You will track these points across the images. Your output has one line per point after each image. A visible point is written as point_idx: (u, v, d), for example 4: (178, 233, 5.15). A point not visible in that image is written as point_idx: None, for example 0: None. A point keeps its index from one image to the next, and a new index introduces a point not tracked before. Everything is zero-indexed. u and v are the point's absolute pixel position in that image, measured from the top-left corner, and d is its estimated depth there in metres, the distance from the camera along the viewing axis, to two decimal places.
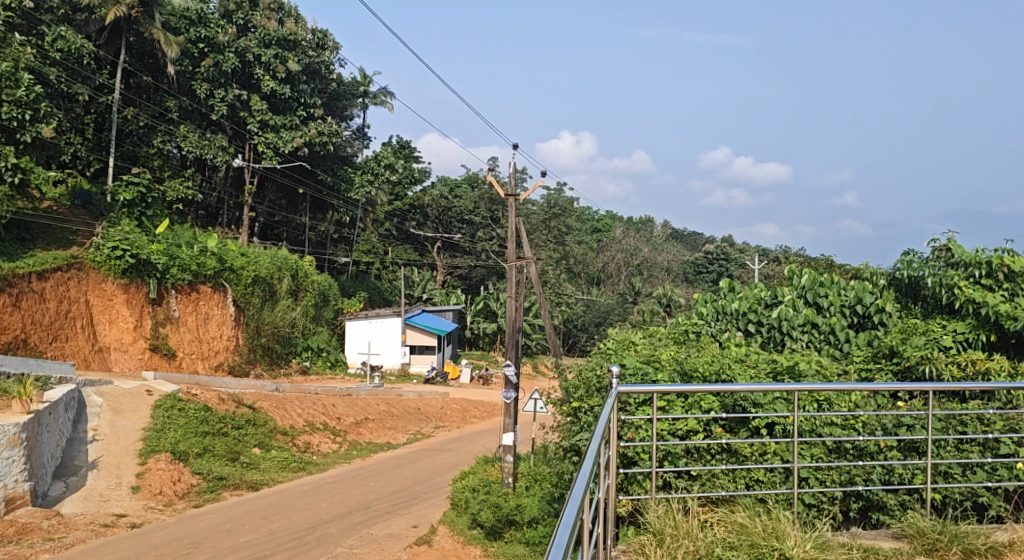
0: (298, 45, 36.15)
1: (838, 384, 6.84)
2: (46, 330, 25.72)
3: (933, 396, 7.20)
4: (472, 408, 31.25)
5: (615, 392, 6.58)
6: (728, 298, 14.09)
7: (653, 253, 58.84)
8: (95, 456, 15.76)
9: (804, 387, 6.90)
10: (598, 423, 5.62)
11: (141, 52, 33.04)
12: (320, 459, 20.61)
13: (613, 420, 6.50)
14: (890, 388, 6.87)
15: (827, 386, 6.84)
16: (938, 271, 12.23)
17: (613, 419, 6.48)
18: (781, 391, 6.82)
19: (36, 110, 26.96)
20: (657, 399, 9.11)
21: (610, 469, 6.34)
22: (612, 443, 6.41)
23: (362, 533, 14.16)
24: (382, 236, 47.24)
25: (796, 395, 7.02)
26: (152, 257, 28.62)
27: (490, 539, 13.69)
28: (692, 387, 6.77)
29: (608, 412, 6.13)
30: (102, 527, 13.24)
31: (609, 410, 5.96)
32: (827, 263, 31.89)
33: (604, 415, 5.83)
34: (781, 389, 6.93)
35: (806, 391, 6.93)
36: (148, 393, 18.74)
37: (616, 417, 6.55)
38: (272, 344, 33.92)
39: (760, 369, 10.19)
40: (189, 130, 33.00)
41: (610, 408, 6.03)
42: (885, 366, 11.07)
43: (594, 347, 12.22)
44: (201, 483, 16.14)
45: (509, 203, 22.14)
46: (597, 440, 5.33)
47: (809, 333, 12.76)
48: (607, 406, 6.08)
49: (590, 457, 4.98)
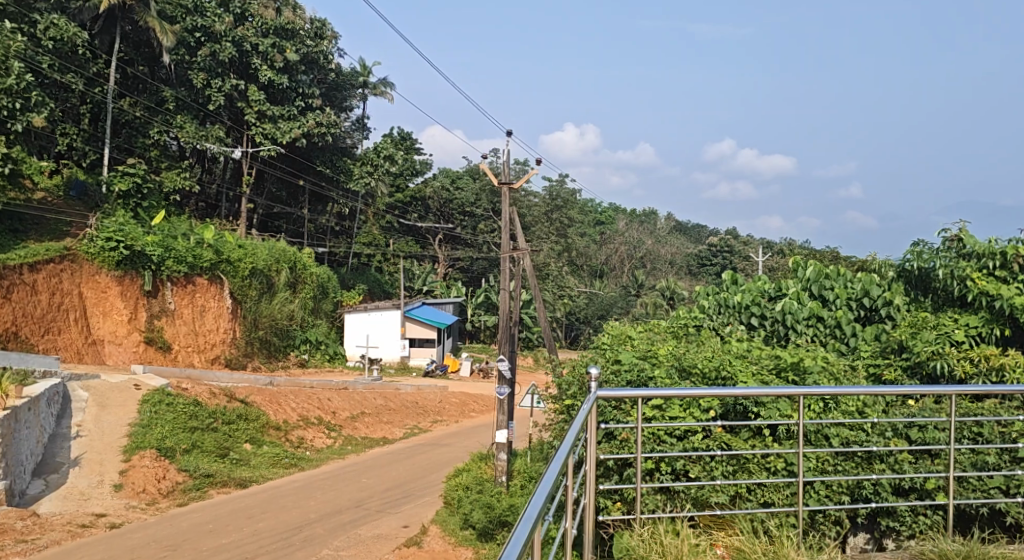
0: (297, 34, 35.55)
1: (847, 389, 6.31)
2: (37, 323, 25.21)
3: (952, 402, 6.69)
4: (471, 402, 30.79)
5: (593, 397, 5.91)
6: (732, 291, 13.66)
7: (656, 246, 58.08)
8: (78, 453, 15.33)
9: (811, 391, 6.36)
10: (567, 433, 4.94)
11: (137, 41, 32.58)
12: (313, 454, 20.16)
13: (590, 427, 5.84)
14: (906, 393, 6.30)
15: (837, 391, 6.30)
16: (950, 260, 11.62)
17: (591, 426, 5.84)
18: (783, 394, 6.28)
19: (27, 99, 26.05)
20: (648, 404, 8.61)
21: (588, 487, 5.81)
22: (590, 454, 5.79)
23: (350, 533, 13.71)
24: (383, 227, 46.73)
25: (803, 400, 6.47)
26: (147, 248, 28.17)
27: (481, 540, 13.25)
28: (681, 391, 6.16)
29: (585, 417, 5.46)
30: (79, 529, 12.76)
31: (582, 418, 5.29)
32: (832, 255, 31.00)
33: (575, 426, 5.14)
34: (792, 394, 6.39)
35: (813, 396, 6.41)
36: (135, 388, 18.23)
37: (596, 422, 5.89)
38: (269, 337, 33.48)
39: (762, 366, 9.71)
40: (185, 121, 32.21)
41: (584, 416, 5.36)
42: (894, 361, 10.69)
43: (591, 341, 11.90)
44: (187, 481, 15.67)
45: (505, 192, 21.41)
46: (563, 456, 4.71)
47: (815, 327, 12.25)
48: (582, 411, 5.40)
49: (546, 485, 4.36)
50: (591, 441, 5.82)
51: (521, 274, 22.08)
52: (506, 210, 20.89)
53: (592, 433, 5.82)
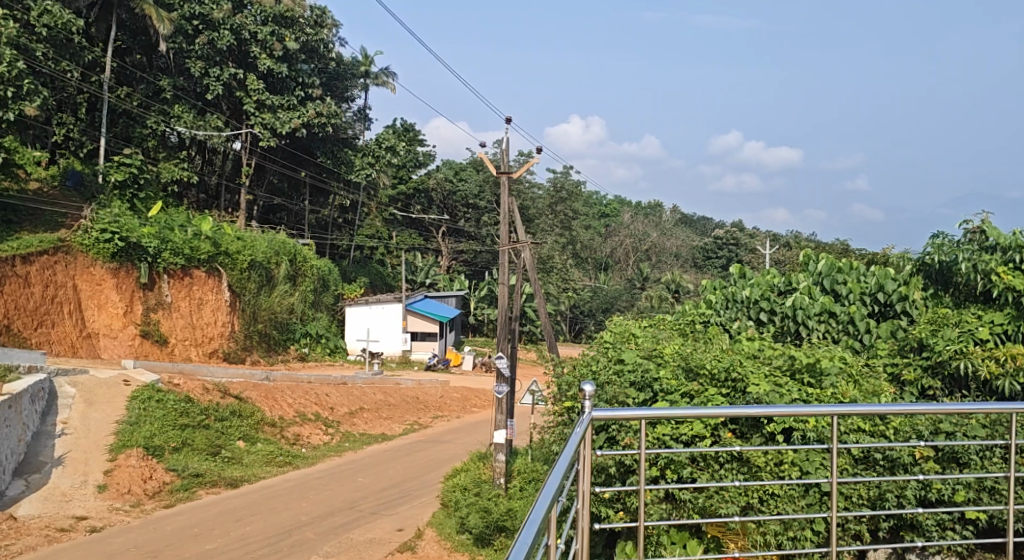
0: (296, 23, 34.66)
1: (887, 406, 5.21)
2: (30, 315, 24.72)
3: (1009, 421, 5.56)
4: (473, 396, 30.31)
5: (589, 420, 4.84)
6: (739, 285, 13.06)
7: (661, 238, 57.57)
8: (62, 452, 14.78)
9: (828, 410, 5.18)
10: (545, 490, 4.04)
11: (134, 28, 32.08)
12: (309, 451, 19.66)
13: (583, 454, 4.88)
14: (954, 411, 5.26)
15: (869, 409, 5.14)
16: (973, 254, 11.06)
17: (584, 456, 4.87)
18: (791, 414, 5.09)
19: (19, 87, 25.49)
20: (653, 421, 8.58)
21: (581, 532, 4.87)
22: (583, 491, 4.86)
23: (342, 538, 13.17)
24: (386, 219, 46.05)
25: (833, 419, 5.32)
26: (143, 240, 27.59)
27: (478, 546, 12.76)
28: (695, 411, 4.99)
29: (569, 452, 4.48)
30: (57, 533, 12.26)
31: (565, 464, 4.33)
32: (842, 249, 30.29)
33: (556, 476, 4.19)
34: (803, 412, 5.20)
35: (844, 416, 5.22)
36: (125, 383, 17.57)
37: (591, 449, 4.92)
38: (269, 330, 32.83)
39: (776, 366, 9.16)
40: (184, 110, 31.76)
41: (569, 458, 4.40)
42: (914, 360, 10.14)
43: (594, 338, 11.38)
44: (174, 482, 15.15)
45: (503, 181, 20.63)
46: (540, 513, 3.89)
47: (827, 323, 11.62)
48: (567, 453, 4.43)
49: (523, 548, 3.65)
50: (585, 475, 4.86)
51: (522, 268, 21.43)
52: (506, 201, 20.22)
53: (585, 464, 4.87)
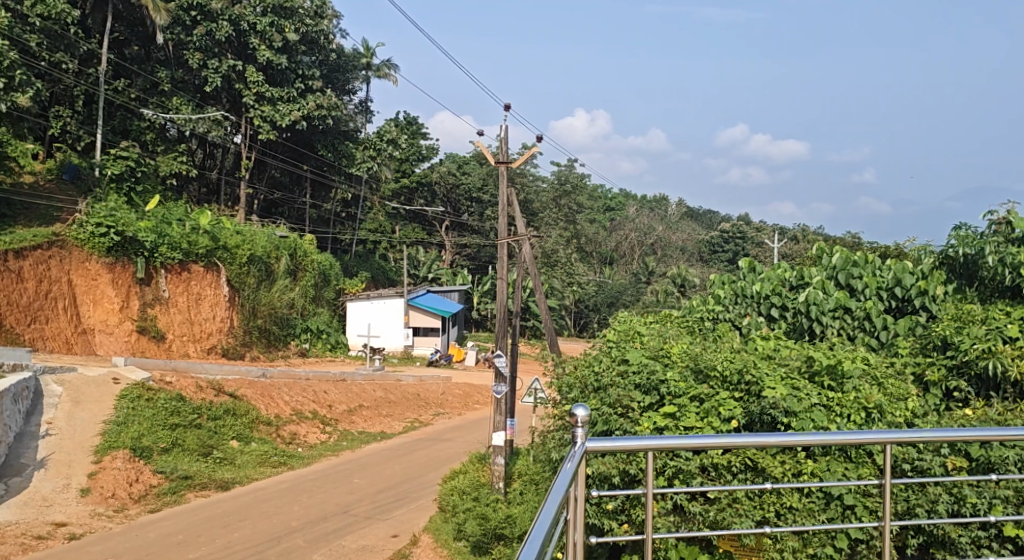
0: (296, 13, 33.97)
1: (921, 431, 4.70)
2: (23, 311, 24.21)
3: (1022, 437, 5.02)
4: (476, 393, 29.74)
5: (581, 451, 4.30)
6: (749, 280, 12.43)
7: (668, 232, 56.13)
8: (45, 454, 14.21)
9: (856, 434, 4.60)
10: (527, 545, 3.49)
11: (131, 20, 31.49)
12: (305, 451, 19.11)
13: (578, 486, 4.31)
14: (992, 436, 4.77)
15: (892, 437, 4.65)
16: (999, 247, 10.49)
17: (576, 500, 4.30)
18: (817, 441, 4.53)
19: (11, 78, 24.85)
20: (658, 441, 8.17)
21: None
22: (573, 540, 4.28)
23: (332, 545, 12.59)
24: (387, 214, 45.62)
25: (886, 446, 4.83)
26: (139, 233, 27.03)
27: (475, 554, 12.23)
28: (700, 441, 4.41)
29: (557, 493, 3.89)
30: (34, 540, 11.75)
31: (553, 510, 3.73)
32: (855, 243, 29.47)
33: (542, 529, 3.59)
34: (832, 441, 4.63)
35: (888, 439, 4.65)
36: (114, 382, 17.02)
37: (585, 484, 4.36)
38: (269, 326, 32.22)
39: (792, 367, 8.58)
40: (181, 103, 31.06)
41: (558, 504, 3.80)
42: (937, 359, 9.53)
43: (597, 337, 10.84)
44: (162, 484, 14.66)
45: (501, 171, 19.87)
46: None
47: (842, 319, 10.97)
48: (554, 498, 3.81)
49: None
50: (576, 523, 4.28)
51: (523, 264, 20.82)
52: (506, 193, 19.52)
53: (578, 508, 4.30)
